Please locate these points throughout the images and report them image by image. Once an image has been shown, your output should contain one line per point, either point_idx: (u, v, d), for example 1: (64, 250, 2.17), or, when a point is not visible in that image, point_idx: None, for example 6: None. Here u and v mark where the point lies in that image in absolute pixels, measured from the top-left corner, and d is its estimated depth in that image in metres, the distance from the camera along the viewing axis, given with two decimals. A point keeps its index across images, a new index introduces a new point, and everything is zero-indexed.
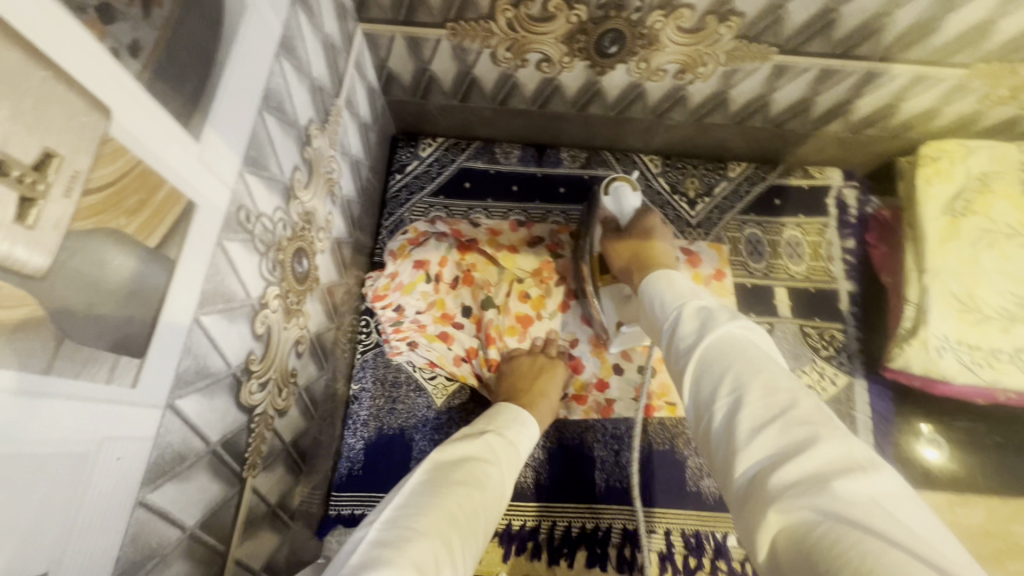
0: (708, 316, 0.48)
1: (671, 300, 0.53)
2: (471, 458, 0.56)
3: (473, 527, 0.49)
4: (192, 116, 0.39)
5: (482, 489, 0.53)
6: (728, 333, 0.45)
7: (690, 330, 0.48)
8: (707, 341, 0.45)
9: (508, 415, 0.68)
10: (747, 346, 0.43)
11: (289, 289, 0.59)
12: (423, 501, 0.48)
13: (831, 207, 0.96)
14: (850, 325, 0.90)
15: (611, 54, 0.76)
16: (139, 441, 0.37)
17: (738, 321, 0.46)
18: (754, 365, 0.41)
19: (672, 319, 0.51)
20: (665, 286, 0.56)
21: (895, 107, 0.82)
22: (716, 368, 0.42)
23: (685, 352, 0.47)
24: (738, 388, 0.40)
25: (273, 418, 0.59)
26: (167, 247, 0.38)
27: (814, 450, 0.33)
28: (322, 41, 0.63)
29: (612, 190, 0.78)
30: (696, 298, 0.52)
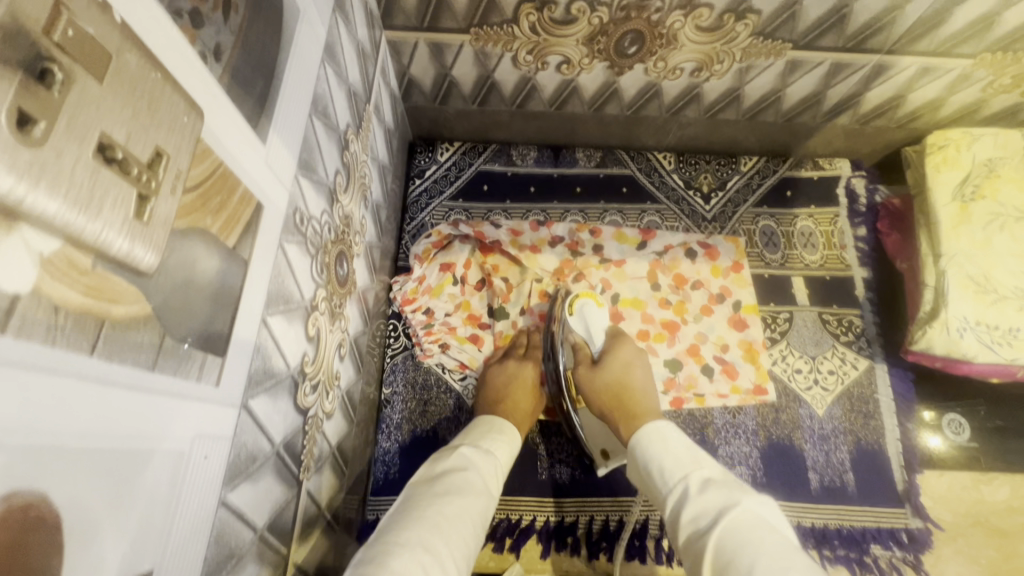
0: (720, 493, 0.55)
1: (677, 463, 0.60)
2: (448, 471, 0.60)
3: (456, 530, 0.53)
4: (260, 119, 0.40)
5: (461, 496, 0.57)
6: (740, 516, 0.52)
7: (707, 513, 0.54)
8: (719, 531, 0.51)
9: (482, 427, 0.70)
10: (765, 532, 0.50)
11: (333, 292, 0.60)
12: (406, 518, 0.52)
13: (841, 196, 0.98)
14: (866, 310, 0.93)
15: (630, 54, 0.78)
16: (220, 440, 0.37)
17: (754, 501, 0.53)
18: (778, 555, 0.47)
19: (679, 492, 0.58)
20: (651, 447, 0.63)
21: (902, 98, 0.85)
22: (738, 555, 0.48)
23: (703, 535, 0.52)
24: (774, 571, 0.45)
25: (322, 421, 0.59)
26: (243, 246, 0.38)
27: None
28: (356, 47, 0.64)
29: (576, 312, 0.82)
30: (700, 468, 0.59)
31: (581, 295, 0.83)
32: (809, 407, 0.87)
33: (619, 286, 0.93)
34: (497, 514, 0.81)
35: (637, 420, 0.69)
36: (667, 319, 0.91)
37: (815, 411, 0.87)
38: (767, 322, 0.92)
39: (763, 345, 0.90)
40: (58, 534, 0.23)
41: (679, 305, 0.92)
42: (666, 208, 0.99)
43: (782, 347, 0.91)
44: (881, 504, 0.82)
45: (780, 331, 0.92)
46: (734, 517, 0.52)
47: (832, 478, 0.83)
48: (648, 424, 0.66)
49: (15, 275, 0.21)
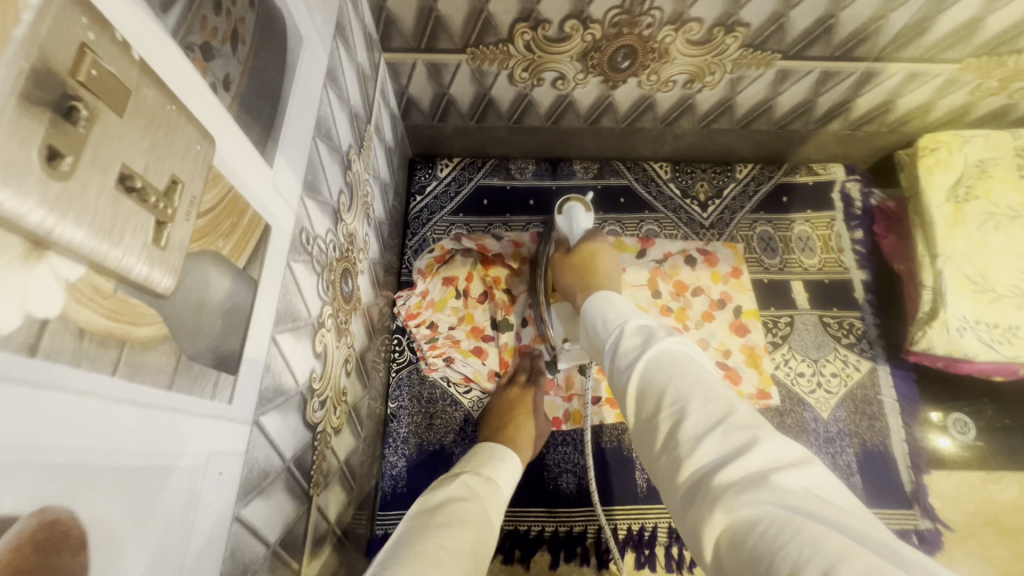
0: (648, 333, 0.52)
1: (615, 317, 0.58)
2: (450, 503, 0.55)
3: (456, 561, 0.46)
4: (267, 144, 0.42)
5: (462, 528, 0.52)
6: (667, 349, 0.49)
7: (633, 348, 0.51)
8: (645, 363, 0.48)
9: (485, 454, 0.69)
10: (687, 362, 0.47)
11: (339, 309, 0.61)
12: (400, 550, 0.46)
13: (837, 200, 1.00)
14: (866, 312, 0.93)
15: (623, 68, 0.80)
16: (234, 456, 0.38)
17: (675, 338, 0.50)
18: (689, 378, 0.44)
19: (614, 342, 0.55)
20: (609, 307, 0.60)
21: (892, 103, 0.87)
22: (656, 386, 0.46)
23: (628, 371, 0.49)
24: (681, 401, 0.43)
25: (330, 436, 0.60)
26: (252, 267, 0.40)
27: (755, 452, 0.36)
28: (356, 70, 0.66)
29: (564, 211, 0.79)
30: (636, 318, 0.56)
31: (572, 196, 0.80)
32: (814, 410, 0.88)
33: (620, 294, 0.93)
34: (505, 526, 0.81)
35: (595, 287, 0.71)
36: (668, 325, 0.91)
37: (820, 414, 0.88)
38: (767, 326, 0.93)
39: (765, 349, 0.90)
40: (83, 549, 0.24)
41: (680, 312, 0.92)
42: (664, 216, 1.01)
43: (784, 351, 0.92)
44: (890, 506, 0.82)
45: (782, 335, 0.93)
46: (658, 351, 0.49)
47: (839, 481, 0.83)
48: (608, 292, 0.65)
49: (45, 303, 0.22)
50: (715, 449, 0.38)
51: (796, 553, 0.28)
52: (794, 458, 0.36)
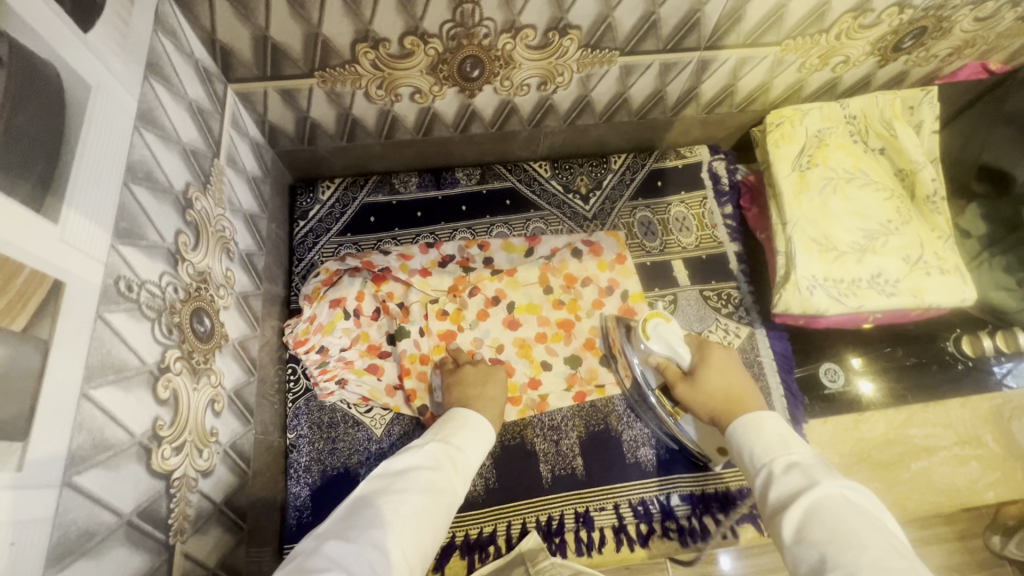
0: (806, 476, 0.58)
1: (770, 446, 0.64)
2: (421, 467, 0.62)
3: (416, 526, 0.55)
4: (46, 200, 0.41)
5: (427, 494, 0.59)
6: (827, 496, 0.54)
7: (791, 492, 0.57)
8: (803, 503, 0.55)
9: (459, 420, 0.73)
10: (850, 516, 0.52)
11: (193, 350, 0.60)
12: (370, 509, 0.55)
13: (705, 179, 1.06)
14: (741, 280, 1.00)
15: (475, 78, 0.82)
16: (35, 522, 0.37)
17: (836, 482, 0.55)
18: (858, 542, 0.49)
19: (766, 476, 0.61)
20: (762, 436, 0.65)
21: (733, 86, 0.93)
22: (822, 540, 0.51)
23: (784, 505, 0.56)
24: (851, 554, 0.48)
25: (197, 480, 0.58)
26: (38, 327, 0.39)
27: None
28: (188, 107, 0.65)
29: (652, 333, 0.78)
30: (785, 454, 0.62)
31: (647, 317, 0.78)
32: None
33: (513, 294, 0.95)
34: None
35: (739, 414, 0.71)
36: (561, 318, 0.95)
37: None
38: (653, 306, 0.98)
39: None
40: None
41: (572, 303, 0.96)
42: (549, 213, 1.04)
43: None
44: None
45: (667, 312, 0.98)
46: (819, 499, 0.55)
47: None
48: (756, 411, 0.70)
49: None
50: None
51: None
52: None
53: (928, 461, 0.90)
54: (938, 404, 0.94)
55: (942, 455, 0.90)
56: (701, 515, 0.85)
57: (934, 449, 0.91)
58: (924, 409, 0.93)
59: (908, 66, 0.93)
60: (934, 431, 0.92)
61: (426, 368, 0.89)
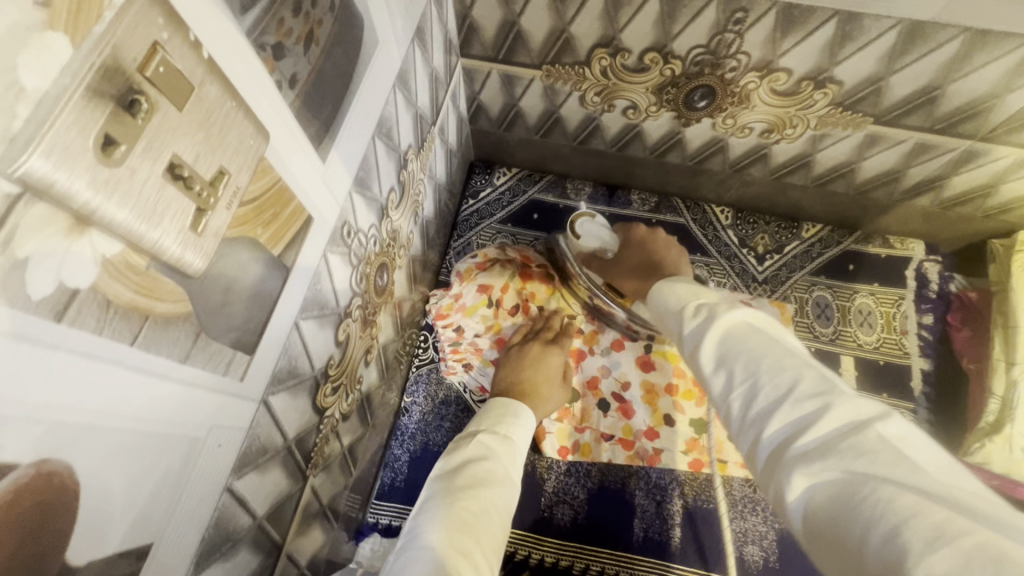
0: (709, 312, 0.48)
1: (681, 297, 0.53)
2: (468, 462, 0.57)
3: (485, 521, 0.50)
4: (323, 141, 0.43)
5: (485, 483, 0.54)
6: (733, 323, 0.46)
7: (697, 332, 0.48)
8: (711, 338, 0.45)
9: (497, 411, 0.67)
10: (754, 336, 0.43)
11: (369, 301, 0.63)
12: (431, 515, 0.50)
13: (910, 278, 0.92)
14: (921, 405, 0.86)
15: (699, 108, 0.77)
16: (235, 430, 0.40)
17: (740, 309, 0.46)
18: (758, 359, 0.41)
19: (678, 328, 0.51)
20: (673, 290, 0.55)
21: (993, 187, 0.79)
22: (727, 364, 0.43)
23: (696, 346, 0.47)
24: (750, 373, 0.41)
25: (338, 421, 0.61)
26: (286, 256, 0.41)
27: (828, 417, 0.35)
28: (429, 74, 0.67)
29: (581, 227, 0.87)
30: (703, 297, 0.51)
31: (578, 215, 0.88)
32: None
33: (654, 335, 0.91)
34: None
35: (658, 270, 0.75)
36: None
37: None
38: None
39: None
40: (74, 501, 0.26)
41: None
42: (715, 262, 0.97)
43: None
44: None
45: None
46: (726, 329, 0.46)
47: None
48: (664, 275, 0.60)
49: (80, 275, 0.24)
50: (778, 426, 0.37)
51: (867, 517, 0.29)
52: (867, 416, 0.34)
53: None
54: None
55: None
56: None
57: None
58: None
59: None
60: None
61: None
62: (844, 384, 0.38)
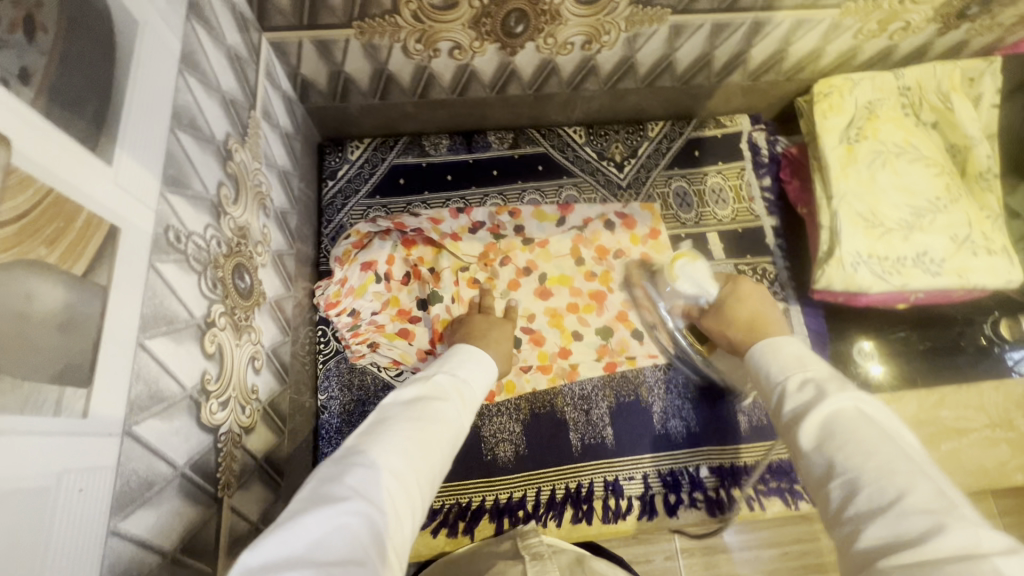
0: (817, 390, 0.54)
1: (786, 366, 0.59)
2: (427, 398, 0.59)
3: (427, 454, 0.53)
4: (100, 140, 0.39)
5: (438, 424, 0.56)
6: (842, 409, 0.51)
7: (803, 402, 0.54)
8: (821, 416, 0.51)
9: (462, 356, 0.70)
10: (864, 427, 0.48)
11: (235, 306, 0.59)
12: (382, 434, 0.52)
13: (745, 150, 1.03)
14: (777, 256, 0.98)
15: (518, 34, 0.78)
16: (101, 469, 0.37)
17: (847, 395, 0.52)
18: (871, 451, 0.46)
19: (780, 390, 0.58)
20: (777, 358, 0.61)
21: (784, 51, 0.89)
22: (832, 448, 0.48)
23: (798, 420, 0.53)
24: (859, 463, 0.46)
25: (240, 436, 0.58)
26: (97, 273, 0.38)
27: (940, 536, 0.38)
28: (226, 54, 0.62)
29: (679, 276, 0.83)
30: (804, 369, 0.58)
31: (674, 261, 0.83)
32: None
33: (544, 265, 0.95)
34: (446, 501, 0.82)
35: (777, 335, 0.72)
36: (593, 290, 0.94)
37: None
38: None
39: None
40: None
41: (603, 275, 0.95)
42: (582, 180, 1.02)
43: None
44: None
45: None
46: (834, 413, 0.51)
47: (758, 418, 0.88)
48: (770, 336, 0.65)
49: None
50: (880, 531, 0.41)
51: None
52: (983, 545, 0.37)
53: (959, 442, 0.90)
54: (970, 387, 0.93)
55: (972, 437, 0.90)
56: (730, 487, 0.85)
57: (965, 430, 0.91)
58: (956, 392, 0.93)
59: (969, 36, 0.90)
60: (965, 413, 0.92)
61: None
62: (961, 506, 0.41)
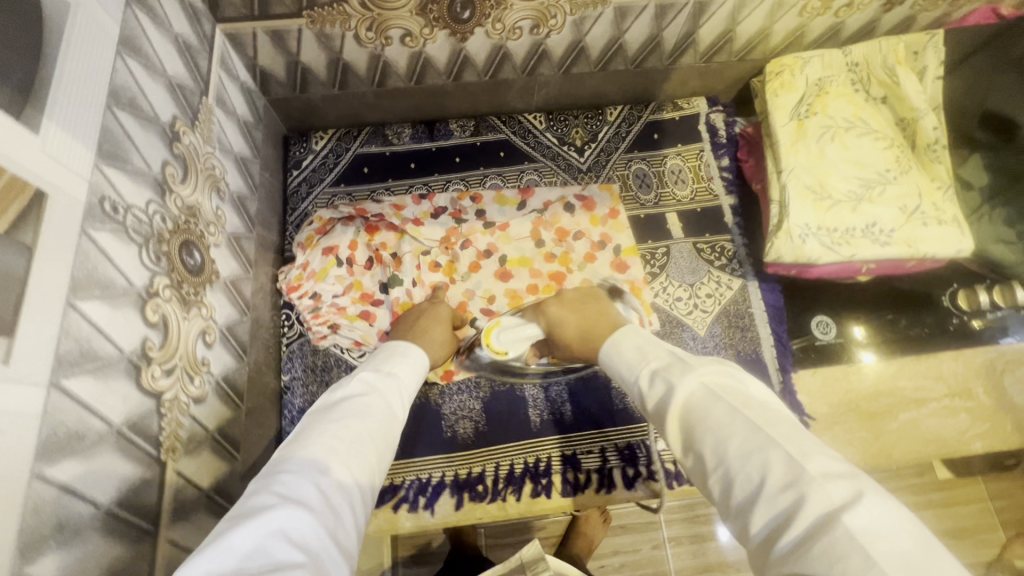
0: (665, 382, 0.57)
1: (631, 362, 0.63)
2: (349, 397, 0.60)
3: (358, 448, 0.54)
4: (24, 110, 0.42)
5: (364, 419, 0.58)
6: (691, 393, 0.54)
7: (659, 401, 0.57)
8: (676, 410, 0.54)
9: (386, 353, 0.71)
10: (714, 406, 0.51)
11: (182, 281, 0.61)
12: (305, 442, 0.53)
13: (703, 131, 1.04)
14: (735, 234, 0.99)
15: (465, 19, 0.81)
16: (25, 417, 0.39)
17: (689, 376, 0.55)
18: (726, 433, 0.48)
19: (638, 391, 0.61)
20: (623, 353, 0.65)
21: (733, 31, 0.91)
22: (697, 440, 0.51)
23: (663, 418, 0.55)
24: (721, 453, 0.48)
25: (188, 405, 0.60)
26: (20, 231, 0.40)
27: (801, 509, 0.41)
28: (173, 42, 0.64)
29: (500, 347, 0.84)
30: (648, 362, 0.61)
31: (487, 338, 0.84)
32: (692, 330, 0.94)
33: (504, 248, 0.97)
34: (408, 476, 0.84)
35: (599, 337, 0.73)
36: (553, 271, 0.96)
37: (698, 332, 0.94)
38: (646, 259, 0.98)
39: (644, 281, 0.95)
40: None
41: (563, 256, 0.97)
42: (543, 165, 1.04)
43: (663, 280, 0.97)
44: None
45: (660, 265, 0.98)
46: (686, 398, 0.54)
47: None
48: (612, 333, 0.70)
49: None
50: (761, 517, 0.43)
51: None
52: (835, 506, 0.40)
53: (917, 412, 0.91)
54: (928, 358, 0.94)
55: (931, 406, 0.91)
56: None
57: (923, 400, 0.92)
58: (914, 362, 0.94)
59: (915, 10, 0.92)
60: (924, 383, 0.93)
61: None
62: (810, 461, 0.44)
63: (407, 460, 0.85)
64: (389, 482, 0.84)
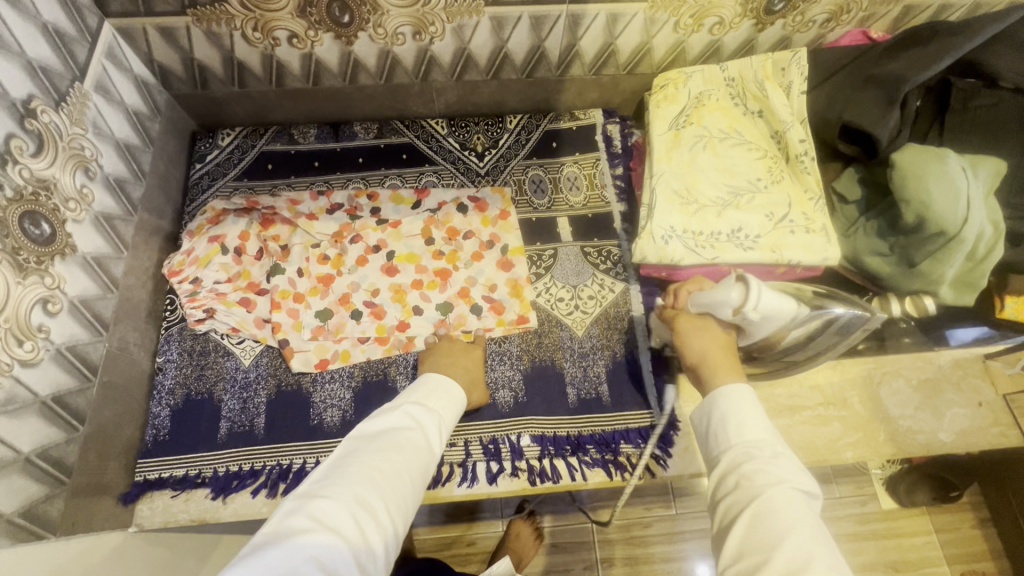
0: (769, 473, 0.52)
1: (739, 432, 0.57)
2: (395, 429, 0.61)
3: (396, 484, 0.55)
4: None
5: (405, 453, 0.58)
6: (788, 497, 0.50)
7: (752, 479, 0.52)
8: (765, 496, 0.50)
9: (429, 385, 0.72)
10: (802, 523, 0.48)
11: (19, 248, 0.64)
12: (344, 469, 0.54)
13: (599, 141, 1.08)
14: (621, 239, 1.02)
15: (346, 23, 0.86)
16: None
17: (798, 488, 0.51)
18: (804, 547, 0.46)
19: (728, 462, 0.56)
20: (738, 413, 0.58)
21: (613, 44, 0.96)
22: (768, 538, 0.47)
23: (745, 496, 0.51)
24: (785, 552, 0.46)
25: (12, 366, 0.62)
26: None
27: None
28: (42, 28, 0.68)
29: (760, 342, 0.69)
30: (766, 440, 0.56)
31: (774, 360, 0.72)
32: (569, 330, 0.94)
33: (394, 244, 0.99)
34: (265, 460, 0.83)
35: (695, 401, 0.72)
36: (439, 267, 0.98)
37: (575, 332, 0.94)
38: (532, 260, 1.00)
39: (527, 279, 0.98)
40: None
41: (451, 254, 0.99)
42: (443, 168, 1.06)
43: (546, 280, 0.98)
44: (632, 409, 0.89)
45: (545, 266, 0.99)
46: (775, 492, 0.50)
47: (587, 393, 0.90)
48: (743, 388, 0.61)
49: None
50: None
51: None
52: None
53: (791, 419, 0.91)
54: (806, 366, 0.94)
55: (805, 414, 0.91)
56: (552, 455, 0.86)
57: (798, 408, 0.92)
58: (792, 369, 0.94)
59: (789, 31, 0.97)
60: (799, 392, 0.93)
61: (298, 305, 0.93)
62: None
63: (267, 445, 0.84)
64: (248, 467, 0.83)
